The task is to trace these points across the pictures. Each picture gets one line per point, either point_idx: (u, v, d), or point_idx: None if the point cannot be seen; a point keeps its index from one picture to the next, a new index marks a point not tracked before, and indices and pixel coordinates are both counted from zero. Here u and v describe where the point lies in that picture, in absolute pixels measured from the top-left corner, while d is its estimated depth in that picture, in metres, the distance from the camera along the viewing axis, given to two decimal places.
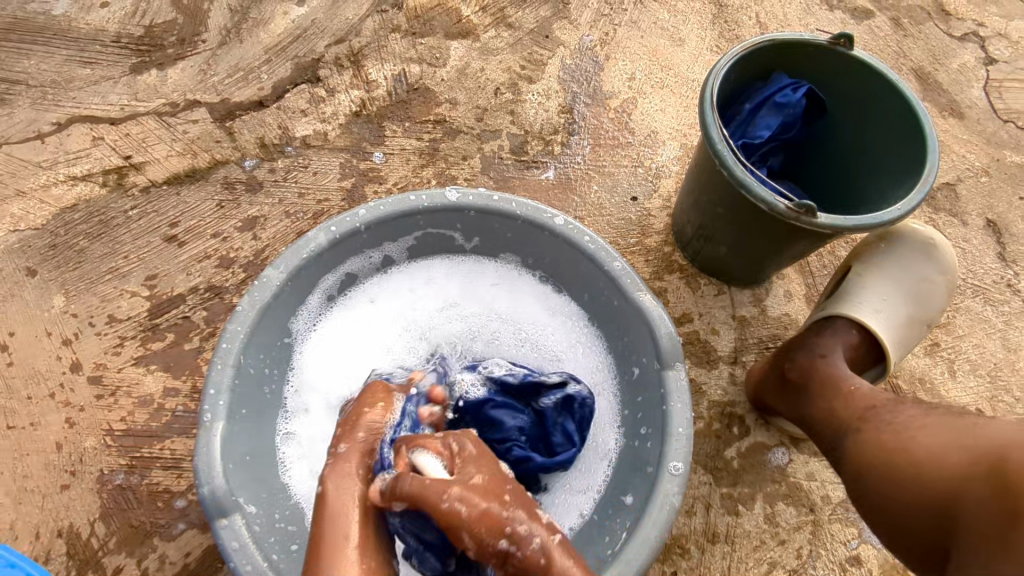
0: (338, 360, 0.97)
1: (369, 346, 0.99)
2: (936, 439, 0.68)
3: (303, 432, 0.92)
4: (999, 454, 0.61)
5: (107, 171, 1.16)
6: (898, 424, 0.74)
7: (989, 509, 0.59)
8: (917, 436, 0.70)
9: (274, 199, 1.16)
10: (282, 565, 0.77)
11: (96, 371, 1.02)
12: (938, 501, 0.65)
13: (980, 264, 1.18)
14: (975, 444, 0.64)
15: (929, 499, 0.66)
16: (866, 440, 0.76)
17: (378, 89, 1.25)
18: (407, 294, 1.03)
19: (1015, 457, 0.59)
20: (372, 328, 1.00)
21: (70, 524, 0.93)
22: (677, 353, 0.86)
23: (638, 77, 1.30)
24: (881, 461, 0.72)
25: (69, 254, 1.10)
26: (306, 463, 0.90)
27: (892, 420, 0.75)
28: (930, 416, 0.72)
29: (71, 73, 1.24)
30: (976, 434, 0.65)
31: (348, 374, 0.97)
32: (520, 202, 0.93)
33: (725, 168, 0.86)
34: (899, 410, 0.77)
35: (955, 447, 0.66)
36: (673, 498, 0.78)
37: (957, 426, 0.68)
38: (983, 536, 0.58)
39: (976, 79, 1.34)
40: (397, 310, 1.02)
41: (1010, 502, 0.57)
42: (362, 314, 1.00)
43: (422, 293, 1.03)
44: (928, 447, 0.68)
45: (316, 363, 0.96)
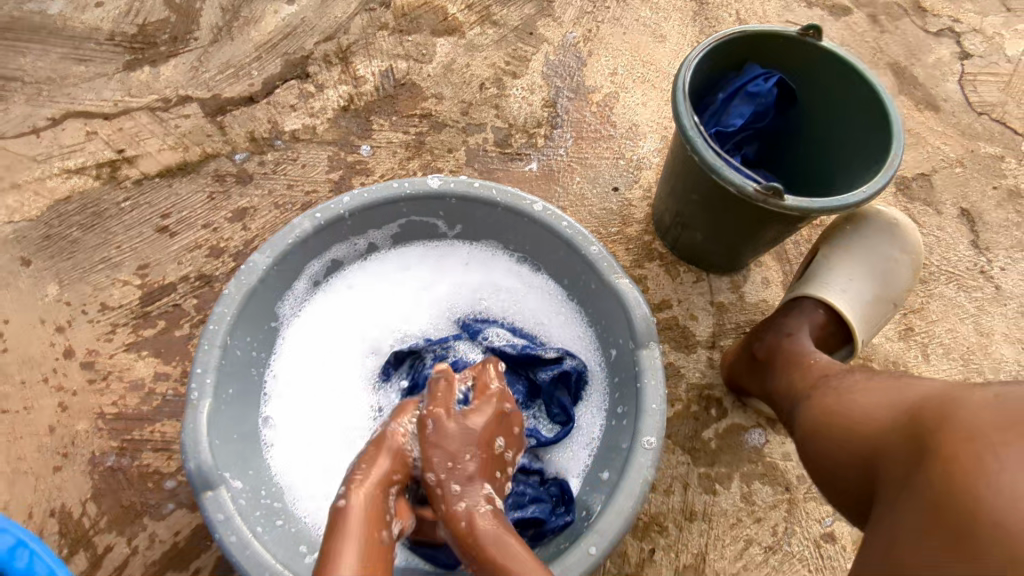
0: (323, 343, 1.00)
1: (354, 325, 1.02)
2: (871, 399, 0.71)
3: (288, 413, 0.95)
4: (920, 406, 0.64)
5: (101, 164, 1.19)
6: (842, 389, 0.77)
7: (904, 455, 0.61)
8: (856, 399, 0.73)
9: (264, 190, 1.19)
10: (267, 536, 0.79)
11: (88, 356, 1.05)
12: (866, 456, 0.67)
13: (954, 251, 1.21)
14: (902, 402, 0.67)
15: (860, 455, 0.68)
16: (813, 407, 0.79)
17: (366, 85, 1.28)
18: (391, 277, 1.05)
19: (930, 407, 0.62)
20: (358, 310, 1.03)
21: (62, 504, 0.95)
22: (651, 333, 0.88)
23: (620, 72, 1.33)
24: (824, 425, 0.75)
25: (63, 244, 1.13)
26: (291, 443, 0.93)
27: (838, 386, 0.79)
28: (870, 380, 0.75)
29: (66, 70, 1.27)
30: (906, 391, 0.68)
31: (332, 358, 1.00)
32: (500, 189, 0.96)
33: (696, 153, 0.89)
34: (847, 376, 0.80)
35: (885, 405, 0.69)
36: (646, 472, 0.80)
37: (892, 386, 0.71)
38: (896, 481, 0.61)
39: (951, 72, 1.37)
40: (380, 294, 1.04)
41: (920, 445, 0.59)
42: (345, 300, 1.03)
43: (404, 279, 1.06)
44: (862, 408, 0.71)
45: (301, 343, 0.99)
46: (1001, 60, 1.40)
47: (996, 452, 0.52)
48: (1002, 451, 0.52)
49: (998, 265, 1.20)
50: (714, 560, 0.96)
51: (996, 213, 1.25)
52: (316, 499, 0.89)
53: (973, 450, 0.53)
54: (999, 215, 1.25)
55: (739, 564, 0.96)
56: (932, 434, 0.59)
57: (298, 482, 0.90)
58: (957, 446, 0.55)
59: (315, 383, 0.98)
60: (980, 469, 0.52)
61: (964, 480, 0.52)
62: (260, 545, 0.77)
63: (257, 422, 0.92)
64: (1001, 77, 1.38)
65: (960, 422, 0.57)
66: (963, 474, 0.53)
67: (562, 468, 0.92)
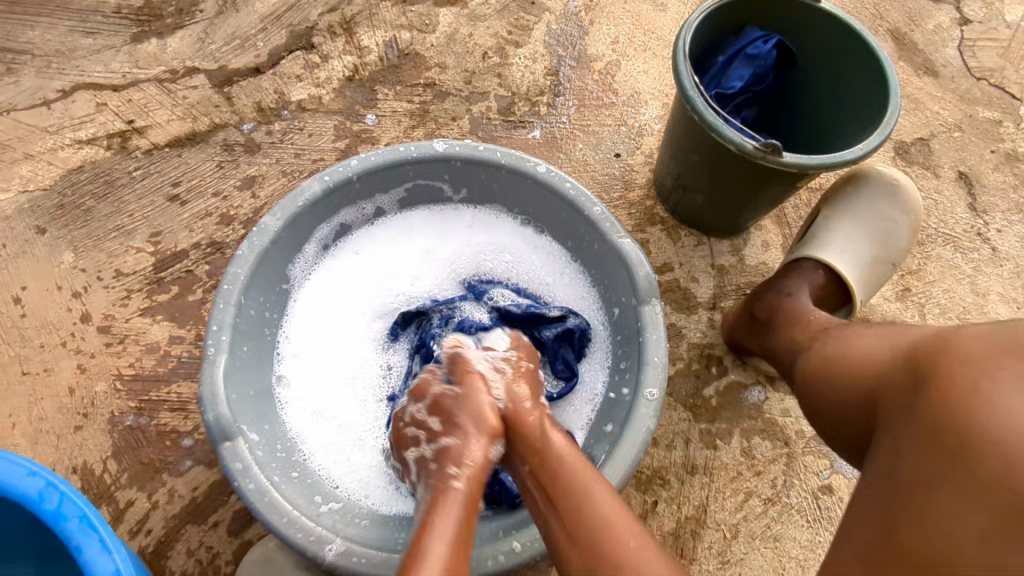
0: (333, 306, 1.03)
1: (362, 288, 1.04)
2: (869, 343, 0.73)
3: (301, 371, 0.98)
4: (916, 344, 0.64)
5: (111, 135, 1.21)
6: (844, 339, 0.78)
7: (900, 388, 0.62)
8: (857, 346, 0.74)
9: (272, 159, 1.21)
10: (284, 485, 0.82)
11: (105, 321, 1.07)
12: (866, 396, 0.68)
13: (951, 214, 1.23)
14: (901, 343, 0.68)
15: (860, 397, 0.69)
16: (814, 356, 0.81)
17: (371, 55, 1.30)
18: (398, 242, 1.07)
19: (928, 343, 0.62)
20: (366, 274, 1.05)
21: (84, 462, 0.99)
22: (653, 290, 0.90)
23: (622, 41, 1.35)
24: (824, 372, 0.76)
25: (76, 213, 1.15)
26: (304, 401, 0.96)
27: (838, 336, 0.80)
28: (870, 329, 0.76)
29: (74, 42, 1.29)
30: (903, 334, 0.70)
31: (342, 320, 1.02)
32: (504, 152, 0.98)
33: (696, 113, 0.91)
34: (848, 327, 0.81)
35: (883, 348, 0.70)
36: (649, 422, 0.83)
37: (890, 331, 0.73)
38: (893, 412, 0.61)
39: (951, 38, 1.38)
40: (388, 258, 1.07)
41: (916, 376, 0.60)
42: (354, 264, 1.05)
43: (410, 244, 1.08)
44: (863, 353, 0.72)
45: (312, 306, 1.02)
46: (1001, 25, 1.40)
47: (992, 373, 0.53)
48: (997, 372, 0.53)
49: (995, 227, 1.22)
50: (715, 512, 0.99)
51: (994, 176, 1.26)
52: (331, 454, 0.92)
53: (968, 373, 0.54)
54: (996, 178, 1.26)
55: (739, 515, 0.99)
56: (929, 364, 0.59)
57: (311, 437, 0.93)
58: (953, 369, 0.56)
59: (325, 344, 1.00)
60: (974, 388, 0.53)
61: (958, 399, 0.53)
62: (278, 493, 0.80)
63: (272, 381, 0.95)
64: (1001, 42, 1.39)
65: (957, 351, 0.57)
66: (958, 394, 0.54)
67: (567, 422, 0.95)
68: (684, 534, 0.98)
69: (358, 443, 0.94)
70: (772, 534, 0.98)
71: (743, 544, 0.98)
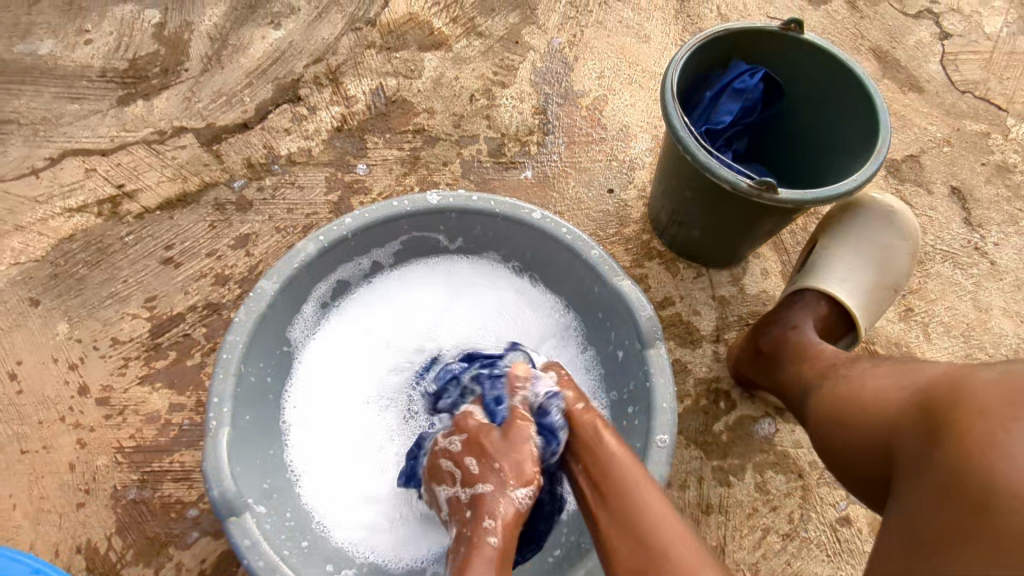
0: (339, 373, 1.01)
1: (365, 354, 1.03)
2: (881, 383, 0.73)
3: (308, 443, 0.96)
4: (930, 385, 0.65)
5: (102, 201, 1.20)
6: (855, 377, 0.78)
7: (915, 433, 0.62)
8: (867, 386, 0.74)
9: (265, 216, 1.20)
10: (294, 559, 0.80)
11: (104, 392, 1.06)
12: (877, 436, 0.69)
13: (947, 230, 1.23)
14: (912, 385, 0.68)
15: (871, 440, 0.69)
16: (823, 396, 0.81)
17: (358, 104, 1.30)
18: (399, 302, 1.07)
19: (942, 386, 0.63)
20: (378, 330, 1.05)
21: (88, 540, 0.97)
22: (657, 333, 0.89)
23: (607, 75, 1.35)
24: (836, 412, 0.76)
25: (69, 282, 1.14)
26: (315, 473, 0.93)
27: (849, 373, 0.81)
28: (882, 366, 0.76)
29: (60, 109, 1.29)
30: (915, 373, 0.70)
31: (347, 390, 1.01)
32: (498, 200, 0.97)
33: (688, 153, 0.90)
34: (856, 365, 0.82)
35: (895, 387, 0.70)
36: (662, 469, 0.81)
37: (900, 370, 0.73)
38: (907, 458, 0.62)
39: (932, 54, 1.39)
40: (400, 315, 1.06)
41: (932, 422, 0.60)
42: (363, 323, 1.05)
43: (415, 306, 1.07)
44: (876, 392, 0.72)
45: (315, 374, 1.00)
46: (981, 38, 1.42)
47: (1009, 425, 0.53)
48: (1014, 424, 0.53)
49: (992, 241, 1.22)
50: (733, 551, 0.98)
51: (986, 189, 1.27)
52: (344, 527, 0.90)
53: (985, 423, 0.55)
54: (989, 190, 1.26)
55: (758, 553, 0.98)
56: (944, 411, 0.60)
57: (325, 504, 0.91)
58: (971, 421, 0.56)
59: (333, 412, 0.99)
60: (990, 438, 0.53)
61: (976, 450, 0.54)
62: (289, 569, 0.77)
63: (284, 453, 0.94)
64: (982, 54, 1.40)
65: (971, 397, 0.58)
66: (974, 447, 0.54)
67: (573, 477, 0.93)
68: None
69: (365, 504, 0.92)
70: (793, 571, 0.97)
71: None
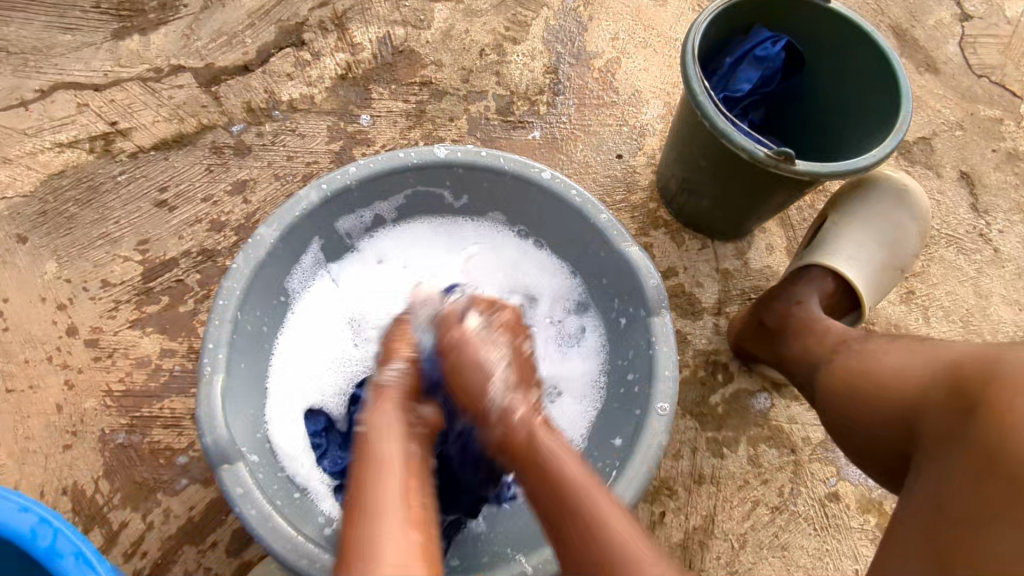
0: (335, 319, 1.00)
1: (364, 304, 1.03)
2: (899, 359, 0.73)
3: (290, 384, 0.94)
4: (959, 363, 0.64)
5: (94, 137, 1.16)
6: (868, 352, 0.78)
7: (944, 410, 0.62)
8: (885, 361, 0.74)
9: (263, 162, 1.17)
10: (285, 510, 0.80)
11: (93, 334, 1.03)
12: (903, 414, 0.68)
13: (954, 214, 1.22)
14: (935, 361, 0.68)
15: (895, 416, 0.69)
16: (834, 369, 0.81)
17: (364, 52, 1.25)
18: (404, 257, 1.06)
19: (971, 365, 0.63)
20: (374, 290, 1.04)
21: (75, 482, 0.95)
22: (663, 301, 0.88)
23: (622, 37, 1.31)
24: (849, 386, 0.76)
25: (59, 221, 1.10)
26: (288, 415, 0.91)
27: (861, 348, 0.80)
28: (899, 342, 0.76)
29: (51, 39, 1.23)
30: (937, 349, 0.70)
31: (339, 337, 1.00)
32: (507, 158, 0.95)
33: (707, 118, 0.88)
34: (871, 340, 0.81)
35: (916, 364, 0.70)
36: (661, 437, 0.80)
37: (919, 345, 0.73)
38: (936, 435, 0.62)
39: (952, 35, 1.36)
40: (397, 276, 1.05)
41: (967, 401, 0.60)
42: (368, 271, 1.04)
43: (421, 261, 1.06)
44: (896, 369, 0.72)
45: (312, 317, 0.99)
46: (1002, 21, 1.39)
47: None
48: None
49: (997, 228, 1.21)
50: (722, 521, 0.98)
51: (995, 176, 1.26)
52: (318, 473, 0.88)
53: (1023, 404, 0.55)
54: (998, 177, 1.26)
55: (746, 524, 0.99)
56: (977, 390, 0.60)
57: (300, 456, 0.89)
58: (1010, 401, 0.56)
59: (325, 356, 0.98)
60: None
61: (1013, 430, 0.54)
62: (282, 519, 0.76)
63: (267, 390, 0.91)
64: (1001, 38, 1.38)
65: (1009, 377, 0.57)
66: (1013, 427, 0.54)
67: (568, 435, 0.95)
68: (692, 544, 0.97)
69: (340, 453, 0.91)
70: (780, 543, 0.98)
71: (750, 553, 0.97)
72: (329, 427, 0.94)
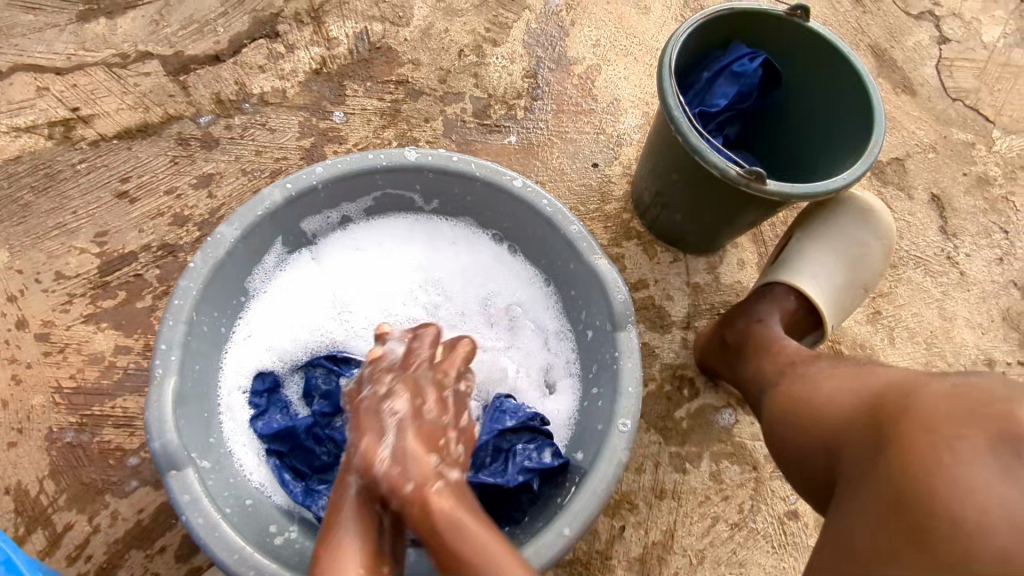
0: (306, 294, 0.98)
1: (336, 282, 1.00)
2: (831, 384, 0.73)
3: (243, 350, 0.92)
4: (881, 394, 0.65)
5: (53, 123, 1.12)
6: (809, 376, 0.79)
7: (863, 441, 0.63)
8: (818, 386, 0.75)
9: (231, 156, 1.14)
10: (235, 518, 0.77)
11: (44, 328, 1.00)
12: (826, 440, 0.69)
13: (923, 236, 1.23)
14: (863, 389, 0.69)
15: (819, 439, 0.70)
16: (777, 391, 0.82)
17: (340, 47, 1.23)
18: (377, 251, 1.03)
19: (890, 397, 0.64)
20: (351, 279, 1.00)
21: (18, 482, 0.92)
22: (630, 316, 0.87)
23: (603, 44, 1.30)
24: (785, 408, 0.77)
25: (13, 209, 1.07)
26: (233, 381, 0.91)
27: (803, 372, 0.81)
28: (833, 367, 0.77)
29: (12, 19, 1.18)
30: (867, 377, 0.71)
31: (304, 314, 0.97)
32: (479, 164, 0.93)
33: (680, 134, 0.87)
34: (814, 365, 0.81)
35: (845, 391, 0.71)
36: (621, 454, 0.79)
37: (852, 372, 0.73)
38: (854, 467, 0.63)
39: (929, 57, 1.38)
40: (373, 267, 1.02)
41: (881, 434, 0.61)
42: (347, 255, 1.01)
43: (398, 255, 1.03)
44: (826, 393, 0.73)
45: (279, 295, 0.96)
46: (978, 46, 1.41)
47: (952, 444, 0.55)
48: (956, 444, 0.55)
49: (964, 251, 1.23)
50: (681, 537, 0.98)
51: (965, 200, 1.27)
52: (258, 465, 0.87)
53: (930, 442, 0.56)
54: (967, 201, 1.27)
55: (705, 540, 0.98)
56: (891, 423, 0.61)
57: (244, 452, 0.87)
58: (917, 438, 0.57)
59: (288, 325, 0.95)
60: (934, 459, 0.55)
61: (920, 469, 0.55)
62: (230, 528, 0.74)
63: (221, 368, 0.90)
64: (977, 63, 1.39)
65: (919, 412, 0.59)
66: (919, 465, 0.55)
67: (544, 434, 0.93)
68: (651, 559, 0.96)
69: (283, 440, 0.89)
70: (737, 560, 0.98)
71: (708, 569, 0.97)
72: (274, 389, 0.93)
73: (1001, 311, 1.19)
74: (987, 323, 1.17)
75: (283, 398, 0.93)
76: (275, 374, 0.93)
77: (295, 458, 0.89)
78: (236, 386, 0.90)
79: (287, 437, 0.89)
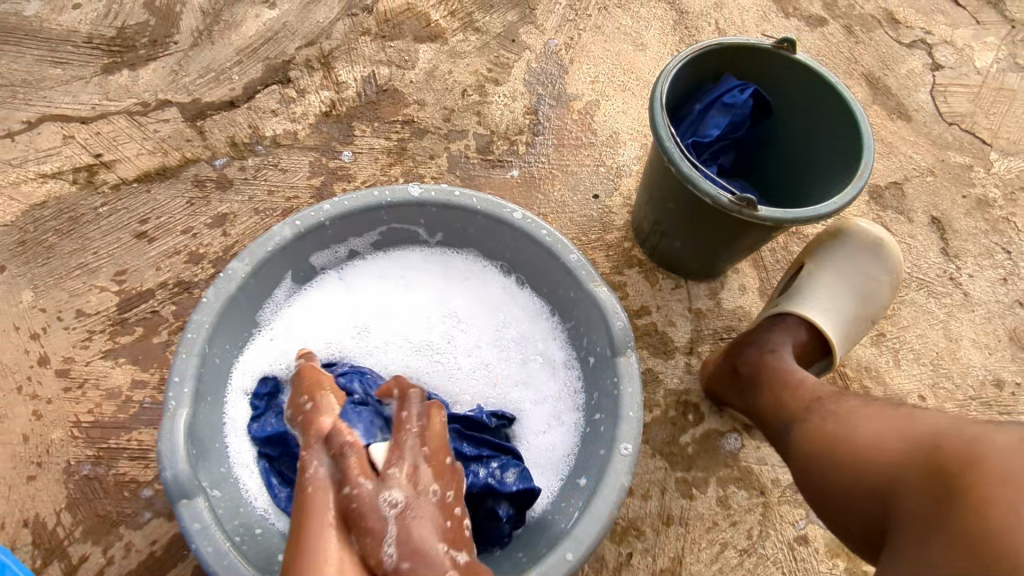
0: (327, 312, 1.02)
1: (354, 306, 1.03)
2: (872, 425, 0.74)
3: (260, 349, 0.96)
4: (934, 440, 0.66)
5: (78, 169, 1.17)
6: (841, 415, 0.78)
7: (919, 490, 0.64)
8: (857, 426, 0.75)
9: (244, 196, 1.18)
10: (245, 549, 0.79)
11: (64, 364, 1.04)
12: (875, 482, 0.69)
13: (924, 258, 1.24)
14: (911, 433, 0.69)
15: (866, 482, 0.70)
16: (808, 430, 0.81)
17: (348, 91, 1.28)
18: (392, 282, 1.06)
19: (943, 444, 0.65)
20: (368, 306, 1.04)
21: (36, 514, 0.94)
22: (629, 342, 0.89)
23: (601, 80, 1.35)
24: (824, 449, 0.76)
25: (38, 250, 1.12)
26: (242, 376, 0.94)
27: (835, 410, 0.80)
28: (871, 407, 0.77)
29: (42, 72, 1.26)
30: (910, 419, 0.71)
31: (320, 330, 1.00)
32: (480, 198, 0.97)
33: (672, 164, 0.90)
34: (842, 402, 0.81)
35: (889, 434, 0.71)
36: (624, 478, 0.80)
37: (891, 413, 0.74)
38: (911, 513, 0.64)
39: (923, 83, 1.40)
40: (392, 296, 1.05)
41: (945, 485, 0.62)
42: (368, 284, 1.05)
43: (412, 286, 1.06)
44: (871, 434, 0.73)
45: (301, 311, 1.00)
46: (971, 72, 1.43)
47: None
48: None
49: (967, 272, 1.23)
50: (690, 564, 0.97)
51: (966, 221, 1.28)
52: (260, 492, 0.87)
53: (1015, 499, 0.57)
54: (968, 223, 1.28)
55: (714, 568, 0.98)
56: (959, 476, 0.62)
57: (252, 480, 0.88)
58: (995, 492, 0.58)
59: (305, 335, 0.99)
60: (1019, 517, 0.57)
61: (1011, 529, 0.56)
62: (238, 556, 0.75)
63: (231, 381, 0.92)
64: (971, 88, 1.41)
65: (992, 466, 0.60)
66: (1004, 523, 0.57)
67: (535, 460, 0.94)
68: None
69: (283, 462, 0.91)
70: None
71: None
72: (275, 393, 0.95)
73: (1008, 331, 1.18)
74: (994, 344, 1.17)
75: (282, 404, 0.95)
76: (276, 379, 0.95)
77: (283, 465, 0.90)
78: (240, 388, 0.93)
79: (278, 442, 0.90)
